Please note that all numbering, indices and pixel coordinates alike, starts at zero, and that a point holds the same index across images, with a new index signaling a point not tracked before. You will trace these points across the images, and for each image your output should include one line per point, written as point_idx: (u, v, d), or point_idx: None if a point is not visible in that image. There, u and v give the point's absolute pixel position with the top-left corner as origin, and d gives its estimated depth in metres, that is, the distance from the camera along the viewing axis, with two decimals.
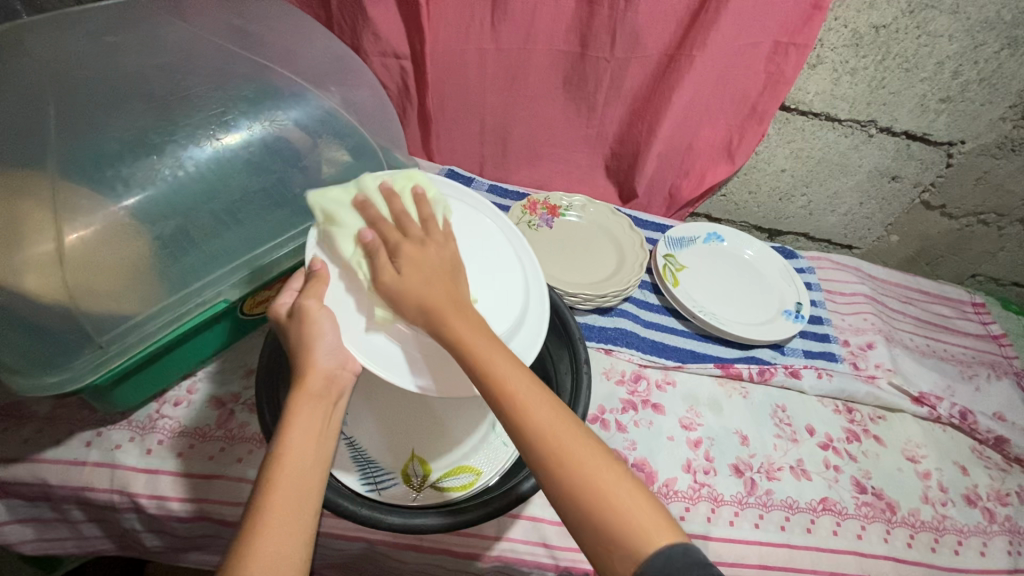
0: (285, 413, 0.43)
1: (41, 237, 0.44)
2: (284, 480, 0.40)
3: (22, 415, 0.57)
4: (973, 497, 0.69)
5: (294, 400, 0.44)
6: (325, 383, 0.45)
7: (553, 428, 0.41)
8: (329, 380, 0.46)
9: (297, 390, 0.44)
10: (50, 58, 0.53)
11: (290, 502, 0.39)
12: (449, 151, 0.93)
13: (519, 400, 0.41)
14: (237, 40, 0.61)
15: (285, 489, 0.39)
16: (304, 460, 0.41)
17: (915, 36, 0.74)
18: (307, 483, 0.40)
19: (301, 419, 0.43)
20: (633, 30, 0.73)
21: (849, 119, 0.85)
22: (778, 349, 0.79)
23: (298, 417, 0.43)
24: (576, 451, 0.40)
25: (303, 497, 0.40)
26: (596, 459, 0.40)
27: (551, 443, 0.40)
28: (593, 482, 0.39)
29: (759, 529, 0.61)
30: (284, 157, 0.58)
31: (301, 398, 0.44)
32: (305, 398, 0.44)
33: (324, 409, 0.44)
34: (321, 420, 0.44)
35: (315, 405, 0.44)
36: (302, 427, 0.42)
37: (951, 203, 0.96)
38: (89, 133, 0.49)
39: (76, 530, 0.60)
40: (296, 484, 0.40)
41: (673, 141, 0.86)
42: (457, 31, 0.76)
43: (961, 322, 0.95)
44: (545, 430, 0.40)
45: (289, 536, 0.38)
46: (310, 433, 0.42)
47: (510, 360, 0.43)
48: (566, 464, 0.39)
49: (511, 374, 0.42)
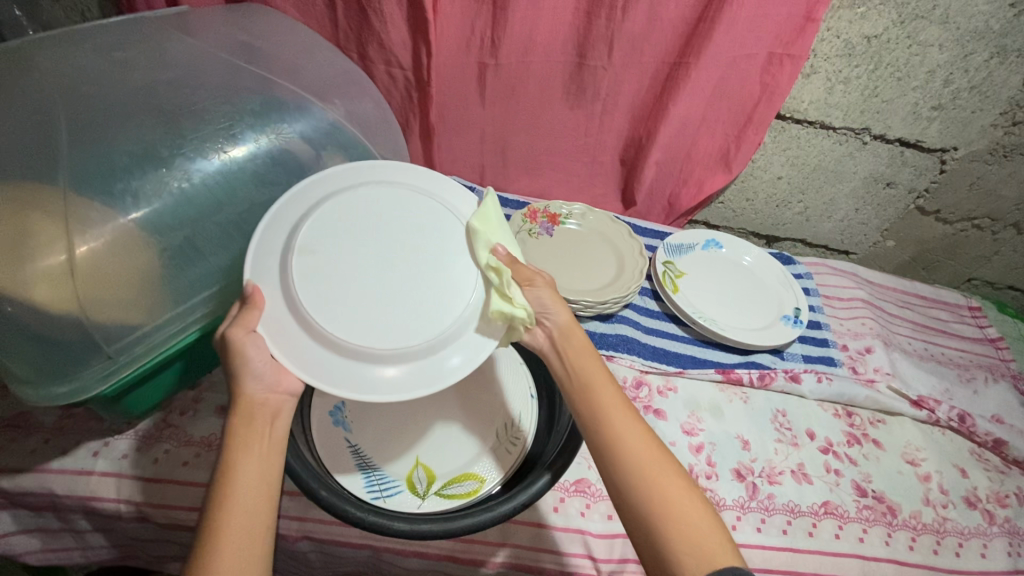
0: (224, 435, 0.44)
1: (51, 250, 0.45)
2: (230, 510, 0.41)
3: (28, 426, 0.57)
4: (973, 499, 0.70)
5: (230, 426, 0.44)
6: (258, 404, 0.45)
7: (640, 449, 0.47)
8: (262, 402, 0.45)
9: (232, 412, 0.44)
10: (60, 74, 0.54)
11: (238, 533, 0.40)
12: (450, 162, 0.94)
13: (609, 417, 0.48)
14: (243, 55, 0.63)
15: (237, 501, 0.41)
16: (245, 489, 0.42)
17: (907, 46, 0.76)
18: (255, 495, 0.42)
19: (239, 448, 0.43)
20: (631, 42, 0.75)
21: (843, 127, 0.86)
22: (778, 354, 0.80)
23: (235, 443, 0.43)
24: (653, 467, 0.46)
25: (255, 507, 0.42)
26: (671, 473, 0.46)
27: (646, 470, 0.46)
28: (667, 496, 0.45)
29: (761, 533, 0.61)
30: (289, 169, 0.59)
31: (237, 418, 0.44)
32: (240, 421, 0.44)
33: (262, 426, 0.45)
34: (257, 443, 0.44)
35: (249, 427, 0.44)
36: (244, 445, 0.43)
37: (945, 208, 0.97)
38: (98, 147, 0.50)
39: (81, 541, 0.60)
40: (242, 514, 0.41)
41: (671, 150, 0.88)
42: (457, 44, 0.78)
43: (958, 326, 0.96)
44: (635, 452, 0.46)
45: (249, 538, 0.40)
46: (251, 450, 0.43)
47: (616, 394, 0.50)
48: (652, 488, 0.45)
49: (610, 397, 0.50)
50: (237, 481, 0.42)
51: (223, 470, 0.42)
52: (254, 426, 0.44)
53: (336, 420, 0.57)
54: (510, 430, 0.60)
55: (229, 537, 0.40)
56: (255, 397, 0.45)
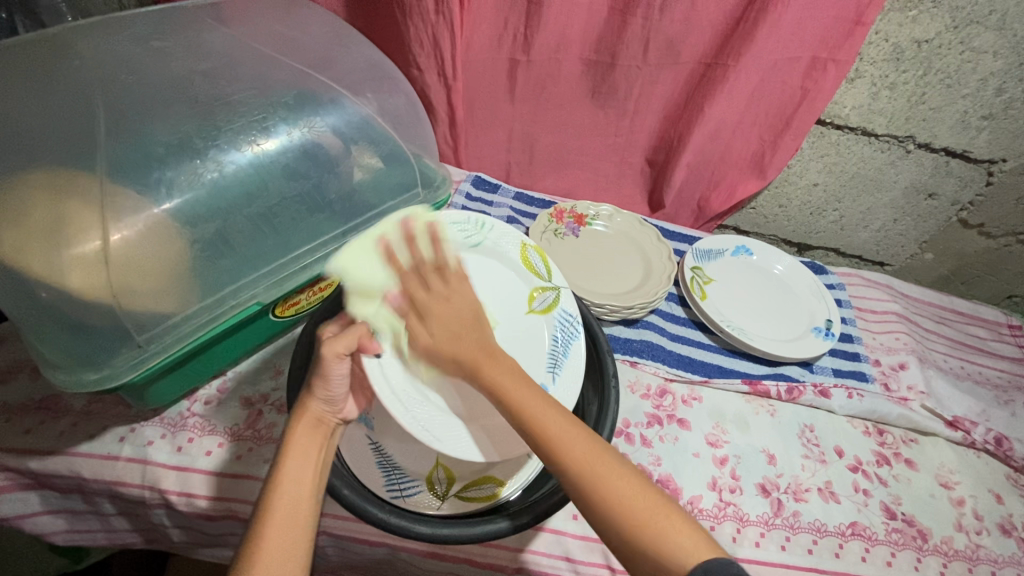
0: (283, 443, 0.47)
1: (86, 237, 0.45)
2: (278, 513, 0.43)
3: (59, 408, 0.58)
4: (1008, 526, 0.67)
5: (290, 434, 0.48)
6: (320, 419, 0.49)
7: (583, 459, 0.43)
8: (320, 419, 0.49)
9: (296, 420, 0.49)
10: (98, 61, 0.54)
11: (282, 533, 0.43)
12: (477, 158, 0.93)
13: (545, 432, 0.43)
14: (278, 46, 0.62)
15: (282, 510, 0.44)
16: (294, 496, 0.45)
17: (959, 51, 0.72)
18: (299, 507, 0.44)
19: (295, 452, 0.47)
20: (667, 41, 0.73)
21: (886, 134, 0.83)
22: (808, 366, 0.78)
23: (291, 449, 0.47)
24: (599, 473, 0.42)
25: (298, 519, 0.44)
26: (622, 474, 0.42)
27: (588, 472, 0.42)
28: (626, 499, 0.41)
29: (785, 552, 0.60)
30: (320, 163, 0.59)
31: (298, 428, 0.48)
32: (302, 430, 0.48)
33: (318, 441, 0.48)
34: (313, 452, 0.48)
35: (308, 438, 0.48)
36: (298, 455, 0.47)
37: (990, 222, 0.93)
38: (135, 137, 0.50)
39: (104, 523, 0.61)
40: (287, 517, 0.44)
41: (704, 153, 0.85)
42: (490, 40, 0.77)
43: (996, 344, 0.92)
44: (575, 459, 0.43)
45: (288, 541, 0.43)
46: (304, 463, 0.47)
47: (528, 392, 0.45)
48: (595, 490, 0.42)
49: (539, 408, 0.44)
50: (285, 491, 0.45)
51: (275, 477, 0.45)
52: (313, 438, 0.48)
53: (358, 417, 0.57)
54: None
55: (273, 540, 0.42)
56: (318, 414, 0.49)
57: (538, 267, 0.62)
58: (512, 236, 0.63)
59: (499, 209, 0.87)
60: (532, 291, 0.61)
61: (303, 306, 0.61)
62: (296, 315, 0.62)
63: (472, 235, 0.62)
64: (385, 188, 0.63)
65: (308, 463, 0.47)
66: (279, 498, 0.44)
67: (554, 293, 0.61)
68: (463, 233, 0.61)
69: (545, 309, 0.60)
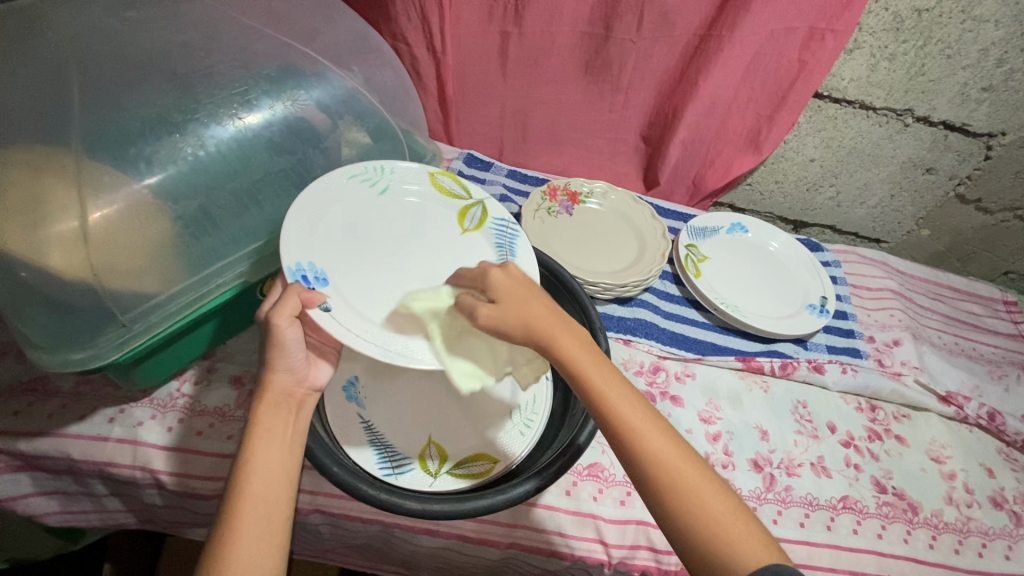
0: (248, 425, 0.46)
1: (65, 215, 0.44)
2: (252, 493, 0.42)
3: (46, 390, 0.58)
4: (998, 499, 0.68)
5: (256, 413, 0.46)
6: (285, 394, 0.48)
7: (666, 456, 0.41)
8: (287, 394, 0.48)
9: (258, 401, 0.47)
10: (73, 32, 0.52)
11: (259, 519, 0.41)
12: (469, 135, 0.92)
13: (632, 427, 0.42)
14: (260, 17, 0.60)
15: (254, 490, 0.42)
16: (267, 474, 0.43)
17: (960, 21, 0.71)
18: (274, 483, 0.43)
19: (263, 431, 0.45)
20: (662, 12, 0.71)
21: (885, 108, 0.81)
22: (802, 343, 0.78)
23: (259, 427, 0.45)
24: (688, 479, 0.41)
25: (274, 496, 0.43)
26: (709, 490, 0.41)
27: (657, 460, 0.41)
28: (705, 505, 0.40)
29: (777, 525, 0.60)
30: (306, 138, 0.58)
31: (263, 406, 0.46)
32: (265, 410, 0.46)
33: (285, 416, 0.47)
34: (281, 427, 0.46)
35: (273, 414, 0.46)
36: (266, 433, 0.45)
37: (987, 197, 0.93)
38: (112, 111, 0.49)
39: (97, 505, 0.61)
40: (262, 499, 0.42)
41: (700, 129, 0.84)
42: (480, 11, 0.75)
43: (991, 320, 0.92)
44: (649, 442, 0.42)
45: (263, 528, 0.41)
46: (271, 440, 0.45)
47: (608, 373, 0.44)
48: (671, 484, 0.41)
49: (643, 420, 0.43)
50: (256, 468, 0.43)
51: (244, 457, 0.44)
52: (277, 415, 0.46)
53: (349, 395, 0.56)
54: (525, 412, 0.59)
55: (248, 523, 0.41)
56: (281, 389, 0.48)
57: (450, 189, 0.61)
58: (416, 170, 0.60)
59: (491, 187, 0.85)
60: (461, 208, 0.60)
61: None
62: None
63: (376, 182, 0.58)
64: None
65: (276, 441, 0.45)
66: (250, 482, 0.43)
67: (480, 207, 0.60)
68: (366, 180, 0.57)
69: (477, 226, 0.59)
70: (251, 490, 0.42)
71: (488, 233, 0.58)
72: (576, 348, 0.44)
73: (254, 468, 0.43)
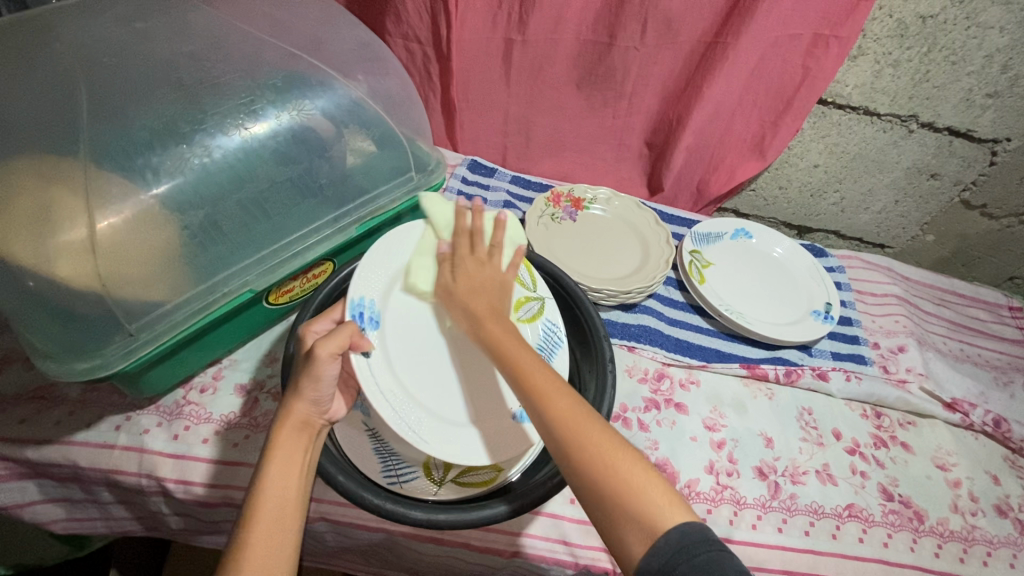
0: (266, 445, 0.46)
1: (73, 224, 0.45)
2: (263, 517, 0.43)
3: (53, 397, 0.58)
4: (1004, 507, 0.67)
5: (274, 436, 0.47)
6: (306, 421, 0.48)
7: (566, 412, 0.43)
8: (306, 421, 0.48)
9: (280, 423, 0.47)
10: (82, 43, 0.53)
11: (268, 544, 0.42)
12: (473, 141, 0.92)
13: (541, 389, 0.44)
14: (265, 27, 0.60)
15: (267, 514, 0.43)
16: (280, 498, 0.44)
17: (964, 27, 0.71)
18: (285, 508, 0.44)
19: (282, 454, 0.46)
20: (666, 19, 0.71)
21: (889, 113, 0.81)
22: (807, 350, 0.77)
23: (277, 450, 0.46)
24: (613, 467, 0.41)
25: (285, 521, 0.44)
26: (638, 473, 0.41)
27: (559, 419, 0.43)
28: (603, 453, 0.41)
29: (782, 533, 0.60)
30: (311, 147, 0.57)
31: (281, 432, 0.47)
32: (287, 433, 0.47)
33: (303, 442, 0.47)
34: (299, 453, 0.47)
35: (295, 438, 0.47)
36: (283, 457, 0.46)
37: (992, 203, 0.92)
38: (119, 122, 0.49)
39: (103, 511, 0.61)
40: (273, 525, 0.43)
41: (704, 135, 0.84)
42: (484, 19, 0.75)
43: (996, 326, 0.92)
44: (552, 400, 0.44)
45: (273, 551, 0.42)
46: (290, 466, 0.46)
47: (528, 352, 0.48)
48: (571, 434, 0.42)
49: (545, 379, 0.45)
50: (269, 492, 0.44)
51: (260, 482, 0.44)
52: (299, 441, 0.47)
53: (354, 402, 0.56)
54: None
55: (256, 545, 0.42)
56: (305, 414, 0.48)
57: (523, 275, 0.62)
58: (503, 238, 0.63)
59: (495, 193, 0.86)
60: (518, 298, 0.60)
61: (296, 293, 0.61)
62: (289, 301, 0.61)
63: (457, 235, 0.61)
64: (378, 171, 0.62)
65: (293, 469, 0.46)
66: (263, 504, 0.43)
67: (539, 302, 0.60)
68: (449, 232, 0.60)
69: (531, 318, 0.59)
70: (263, 515, 0.43)
71: (537, 331, 0.58)
72: (503, 337, 0.49)
73: (271, 491, 0.44)
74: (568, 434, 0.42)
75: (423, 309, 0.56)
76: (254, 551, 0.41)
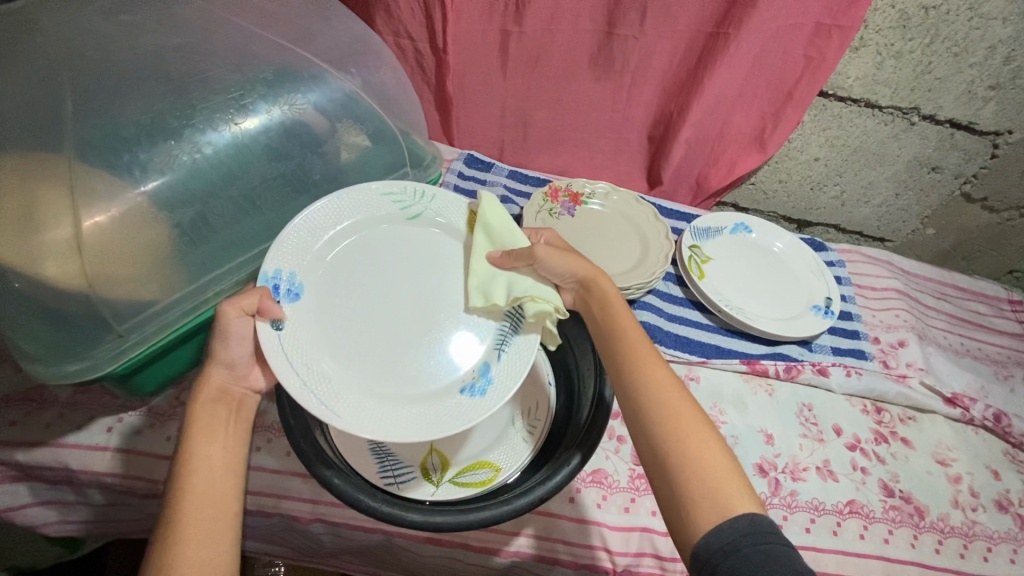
0: (185, 424, 0.45)
1: (58, 223, 0.43)
2: (194, 495, 0.42)
3: (43, 399, 0.57)
4: (1004, 502, 0.67)
5: (190, 414, 0.46)
6: (222, 391, 0.48)
7: (673, 401, 0.46)
8: (223, 392, 0.48)
9: (195, 400, 0.46)
10: (66, 36, 0.51)
11: (203, 521, 0.42)
12: (469, 135, 0.91)
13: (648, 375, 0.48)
14: (256, 19, 0.59)
15: (197, 491, 0.43)
16: (209, 474, 0.44)
17: (967, 18, 0.70)
18: (217, 482, 0.44)
19: (201, 431, 0.45)
20: (665, 10, 0.70)
21: (890, 106, 0.80)
22: (807, 345, 0.77)
23: (196, 428, 0.45)
24: (702, 459, 0.44)
25: (219, 495, 0.43)
26: (725, 468, 0.43)
27: (668, 408, 0.46)
28: (695, 440, 0.45)
29: (783, 531, 0.59)
30: (303, 142, 0.57)
31: (200, 410, 0.46)
32: (204, 408, 0.46)
33: (223, 416, 0.47)
34: (220, 427, 0.46)
35: (212, 414, 0.46)
36: (207, 433, 0.45)
37: (994, 195, 0.92)
38: (105, 118, 0.48)
39: (96, 514, 0.60)
40: (206, 502, 0.43)
41: (703, 129, 0.83)
42: (480, 10, 0.73)
43: (996, 320, 0.92)
44: (661, 387, 0.47)
45: (211, 525, 0.42)
46: (213, 439, 0.45)
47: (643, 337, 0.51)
48: (670, 418, 0.45)
49: (658, 368, 0.48)
50: (198, 470, 0.43)
51: (184, 457, 0.44)
52: (218, 414, 0.46)
53: None
54: (528, 418, 0.58)
55: (193, 523, 0.41)
56: (220, 386, 0.48)
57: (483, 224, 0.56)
58: (458, 203, 0.57)
59: (493, 188, 0.84)
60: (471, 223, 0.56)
61: None
62: None
63: (409, 204, 0.55)
64: (373, 167, 0.62)
65: (217, 442, 0.45)
66: (193, 482, 0.43)
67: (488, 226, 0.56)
68: (399, 202, 0.55)
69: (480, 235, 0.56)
70: (194, 493, 0.42)
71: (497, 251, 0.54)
72: (621, 314, 0.52)
73: (197, 463, 0.44)
74: (670, 419, 0.45)
75: (360, 275, 0.52)
76: (191, 530, 0.41)
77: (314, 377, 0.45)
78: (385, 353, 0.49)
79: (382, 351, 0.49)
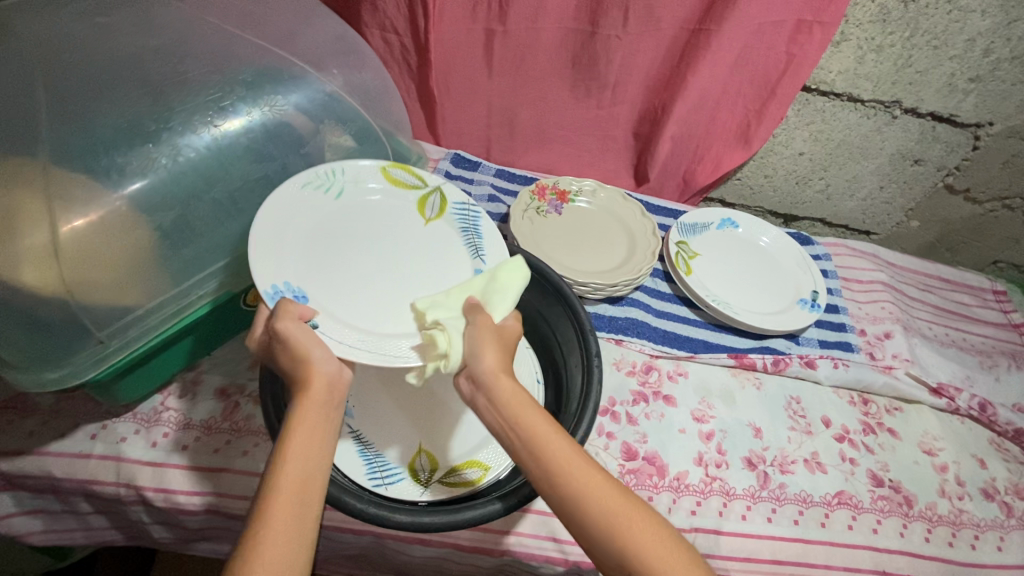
0: (288, 421, 0.38)
1: (35, 229, 0.43)
2: (281, 506, 0.35)
3: (25, 407, 0.56)
4: (990, 490, 0.68)
5: (295, 410, 0.39)
6: (331, 390, 0.40)
7: (590, 495, 0.37)
8: (331, 387, 0.41)
9: (299, 396, 0.39)
10: (42, 39, 0.51)
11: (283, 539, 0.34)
12: (455, 135, 0.90)
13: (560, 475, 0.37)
14: (236, 20, 0.59)
15: (282, 504, 0.35)
16: (300, 482, 0.36)
17: (946, 11, 0.70)
18: (304, 496, 0.36)
19: (303, 429, 0.38)
20: (648, 8, 0.70)
21: (872, 100, 0.81)
22: (794, 339, 0.77)
23: (298, 425, 0.38)
24: (645, 544, 0.36)
25: (306, 512, 0.35)
26: (677, 560, 0.36)
27: (590, 513, 0.36)
28: (633, 539, 0.36)
29: (772, 523, 0.60)
30: (286, 143, 0.57)
31: (303, 405, 0.39)
32: (307, 401, 0.39)
33: (324, 415, 0.39)
34: (321, 428, 0.39)
35: (316, 411, 0.39)
36: (307, 433, 0.38)
37: (976, 187, 0.93)
38: (81, 121, 0.47)
39: (83, 522, 0.60)
40: (291, 516, 0.35)
41: (688, 125, 0.83)
42: (464, 10, 0.73)
43: (980, 310, 0.93)
44: (582, 484, 0.37)
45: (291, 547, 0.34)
46: (312, 442, 0.38)
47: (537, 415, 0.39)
48: (602, 524, 0.36)
49: (567, 457, 0.38)
50: (290, 475, 0.36)
51: (278, 459, 0.37)
52: (323, 413, 0.39)
53: None
54: None
55: (273, 541, 0.34)
56: (325, 382, 0.40)
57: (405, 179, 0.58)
58: (368, 165, 0.57)
59: (480, 187, 0.84)
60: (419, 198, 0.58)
61: None
62: None
63: (329, 186, 0.54)
64: None
65: (315, 445, 0.38)
66: (285, 489, 0.35)
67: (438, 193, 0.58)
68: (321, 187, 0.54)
69: (438, 213, 0.57)
70: (281, 503, 0.35)
71: (451, 220, 0.57)
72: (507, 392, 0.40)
73: (291, 470, 0.36)
74: (601, 525, 0.36)
75: (325, 260, 0.51)
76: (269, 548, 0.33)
77: (370, 338, 0.47)
78: (396, 294, 0.51)
79: (392, 293, 0.51)
